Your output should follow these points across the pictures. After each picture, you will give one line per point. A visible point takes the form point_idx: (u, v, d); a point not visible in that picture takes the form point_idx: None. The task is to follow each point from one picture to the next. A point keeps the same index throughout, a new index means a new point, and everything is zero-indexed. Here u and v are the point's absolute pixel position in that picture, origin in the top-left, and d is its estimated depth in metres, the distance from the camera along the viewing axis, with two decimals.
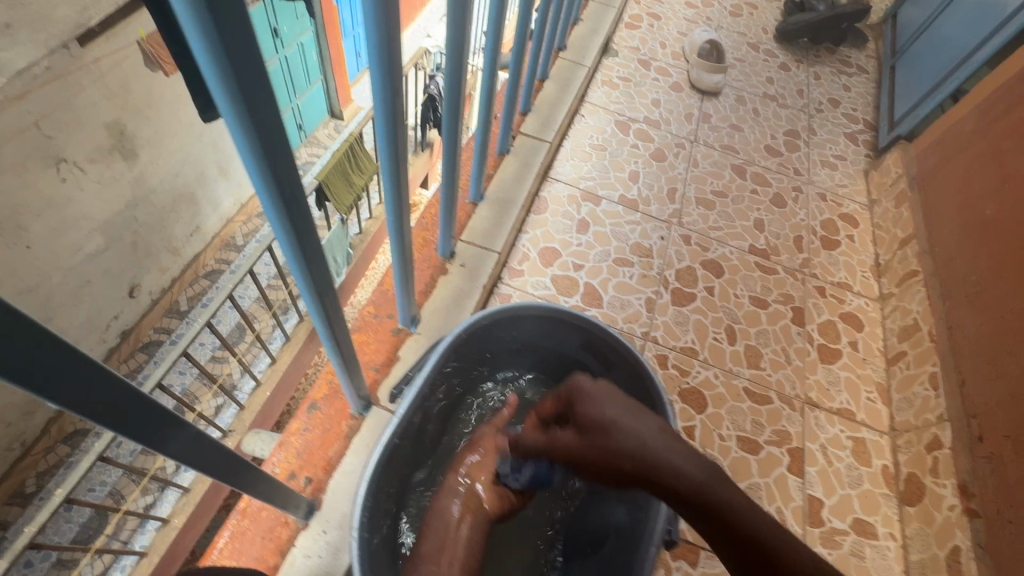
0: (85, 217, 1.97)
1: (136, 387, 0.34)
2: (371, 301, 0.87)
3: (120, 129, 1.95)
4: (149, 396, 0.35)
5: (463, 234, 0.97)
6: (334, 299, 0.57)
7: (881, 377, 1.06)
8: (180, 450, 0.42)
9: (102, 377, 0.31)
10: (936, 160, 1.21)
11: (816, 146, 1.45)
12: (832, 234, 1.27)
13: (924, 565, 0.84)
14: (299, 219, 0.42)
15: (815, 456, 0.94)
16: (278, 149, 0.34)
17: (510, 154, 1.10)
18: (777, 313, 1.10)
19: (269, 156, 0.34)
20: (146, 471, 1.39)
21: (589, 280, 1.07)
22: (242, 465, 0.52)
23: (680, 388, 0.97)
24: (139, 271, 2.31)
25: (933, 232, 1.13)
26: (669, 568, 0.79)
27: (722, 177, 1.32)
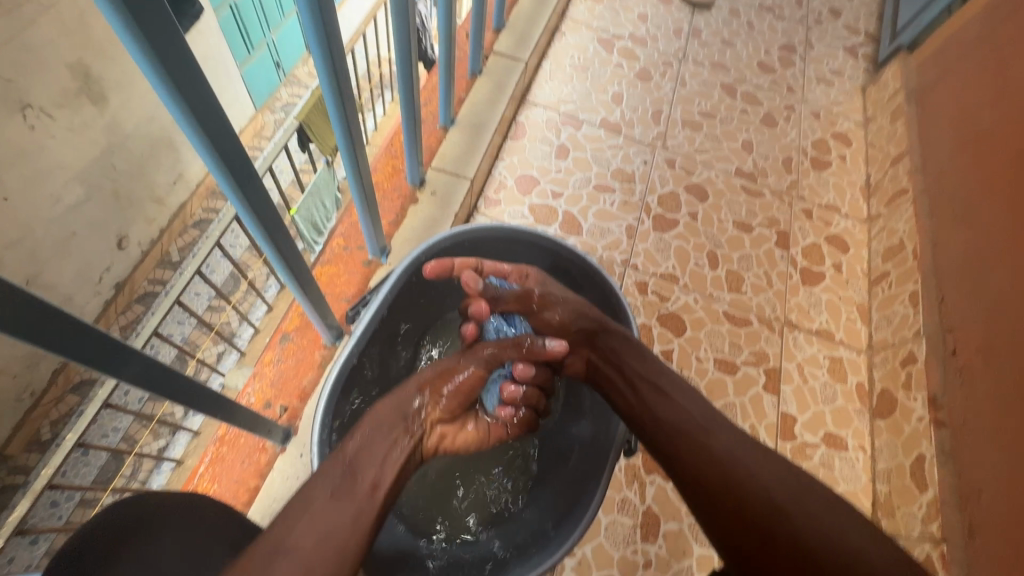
0: (61, 163, 1.63)
1: (66, 309, 0.35)
2: (340, 233, 0.85)
3: (84, 70, 1.58)
4: (84, 319, 0.36)
5: (433, 161, 0.94)
6: (286, 228, 0.56)
7: (862, 298, 1.05)
8: (147, 381, 0.44)
9: (28, 301, 0.32)
10: (937, 70, 1.14)
11: (813, 61, 1.37)
12: (823, 154, 1.22)
13: (890, 473, 0.87)
14: (223, 140, 0.42)
15: (791, 375, 0.95)
16: (179, 60, 0.34)
17: (483, 75, 1.04)
18: (761, 236, 1.08)
19: (166, 69, 0.34)
20: (153, 418, 1.38)
21: (569, 207, 1.04)
22: (221, 402, 0.55)
23: (659, 313, 0.97)
24: (125, 222, 1.94)
25: (929, 147, 1.08)
26: (643, 482, 0.82)
27: (711, 97, 1.26)
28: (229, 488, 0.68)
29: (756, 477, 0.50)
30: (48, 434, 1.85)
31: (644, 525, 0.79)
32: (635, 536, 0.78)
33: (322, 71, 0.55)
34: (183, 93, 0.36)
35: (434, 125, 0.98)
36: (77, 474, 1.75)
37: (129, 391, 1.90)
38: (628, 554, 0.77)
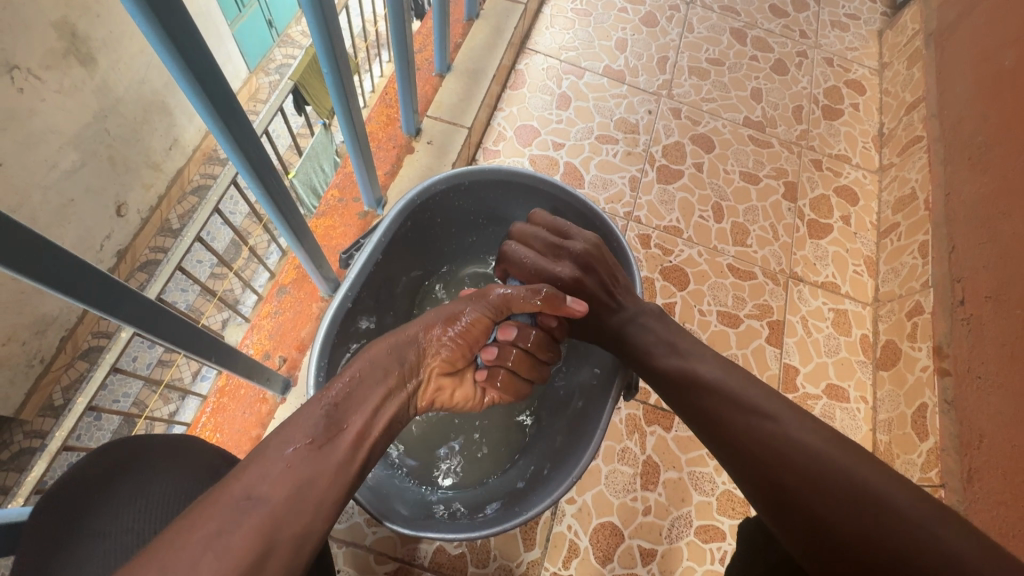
0: (54, 129, 1.82)
1: (52, 243, 0.33)
2: (335, 185, 0.83)
3: (71, 30, 1.75)
4: (71, 254, 0.34)
5: (430, 110, 0.90)
6: (275, 171, 0.54)
7: (870, 251, 1.03)
8: (140, 323, 0.43)
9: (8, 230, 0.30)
10: (958, 9, 1.08)
11: (827, 5, 1.30)
12: (835, 103, 1.18)
13: (891, 422, 0.87)
14: (203, 66, 0.40)
15: (795, 327, 0.94)
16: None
17: (480, 19, 0.99)
18: (768, 188, 1.05)
19: None
20: (162, 382, 1.40)
21: (570, 159, 1.01)
22: (219, 347, 0.54)
23: (662, 267, 0.95)
24: (123, 187, 2.15)
25: (945, 92, 1.03)
26: (643, 433, 0.82)
27: (719, 43, 1.20)
28: (232, 437, 0.69)
29: (757, 427, 0.47)
30: (60, 399, 1.99)
31: (644, 474, 0.80)
32: (635, 484, 0.79)
33: (310, 13, 0.52)
34: (153, 9, 0.34)
35: (429, 72, 0.94)
36: (92, 436, 1.79)
37: (137, 355, 1.92)
38: (628, 500, 0.78)
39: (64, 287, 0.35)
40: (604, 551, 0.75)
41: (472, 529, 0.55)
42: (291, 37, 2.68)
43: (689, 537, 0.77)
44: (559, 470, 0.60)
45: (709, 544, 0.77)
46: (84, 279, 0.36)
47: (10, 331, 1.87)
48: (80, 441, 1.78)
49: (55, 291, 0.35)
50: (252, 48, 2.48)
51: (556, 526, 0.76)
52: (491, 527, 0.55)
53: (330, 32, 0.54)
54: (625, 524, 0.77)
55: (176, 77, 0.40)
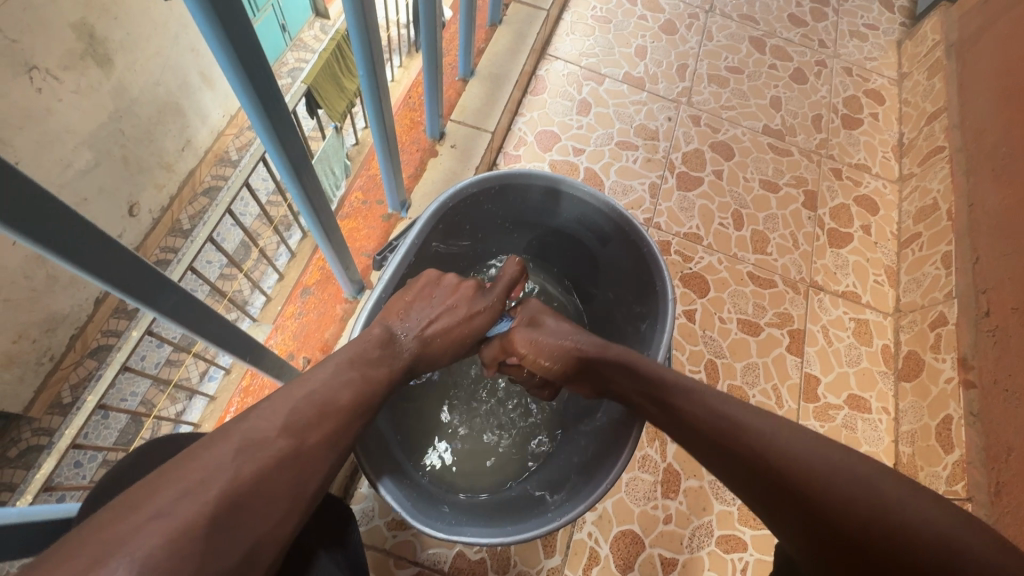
0: (70, 129, 1.84)
1: (102, 232, 0.33)
2: (359, 186, 0.84)
3: (90, 31, 1.78)
4: (116, 241, 0.34)
5: (453, 114, 0.91)
6: (310, 169, 0.54)
7: (891, 261, 1.02)
8: (183, 318, 0.43)
9: (60, 214, 0.30)
10: (980, 20, 1.08)
11: (846, 15, 1.30)
12: (855, 112, 1.17)
13: (914, 434, 0.86)
14: (252, 64, 0.40)
15: (815, 336, 0.94)
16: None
17: (503, 25, 1.00)
18: (788, 197, 1.05)
19: None
20: (174, 382, 1.39)
21: (590, 165, 1.01)
22: (254, 345, 0.55)
23: (682, 273, 0.95)
24: (136, 187, 2.17)
25: (967, 103, 1.03)
26: (664, 440, 0.81)
27: (738, 51, 1.20)
28: None
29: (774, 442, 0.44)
30: (68, 397, 2.01)
31: (665, 482, 0.79)
32: (655, 493, 0.78)
33: (350, 16, 0.52)
34: (212, 8, 0.35)
35: (452, 77, 0.95)
36: (100, 434, 1.80)
37: (146, 355, 1.94)
38: (649, 509, 0.77)
39: (112, 276, 0.36)
40: (625, 560, 0.74)
41: (500, 534, 0.54)
42: (305, 42, 2.70)
43: (710, 547, 0.77)
44: (589, 476, 0.59)
45: (730, 555, 0.76)
46: (131, 268, 0.37)
47: (21, 329, 1.88)
48: (88, 439, 1.78)
49: (103, 280, 0.35)
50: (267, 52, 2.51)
51: (576, 533, 0.75)
52: (520, 533, 0.54)
53: (368, 34, 0.54)
54: (646, 533, 0.76)
55: (224, 72, 0.40)
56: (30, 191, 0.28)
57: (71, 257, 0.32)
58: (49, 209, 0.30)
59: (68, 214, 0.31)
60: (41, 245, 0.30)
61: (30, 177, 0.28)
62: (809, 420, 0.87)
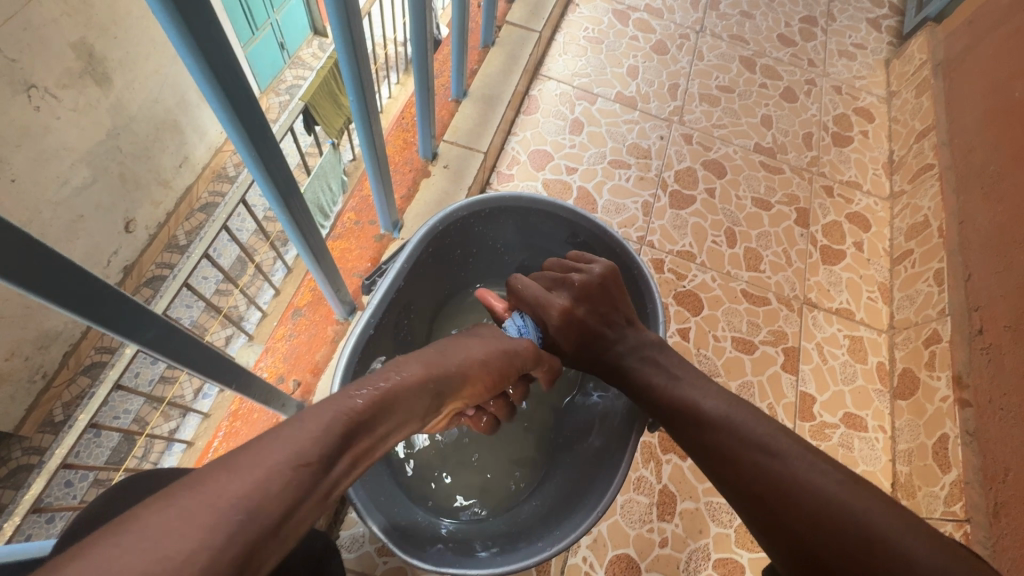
0: (67, 147, 1.85)
1: (82, 267, 0.32)
2: (351, 207, 0.84)
3: (88, 50, 1.79)
4: (96, 274, 0.34)
5: (446, 134, 0.91)
6: (297, 195, 0.54)
7: (884, 277, 1.03)
8: (167, 350, 0.43)
9: (38, 253, 0.30)
10: (965, 41, 1.10)
11: (834, 34, 1.33)
12: (845, 130, 1.19)
13: (911, 453, 0.85)
14: (236, 90, 0.40)
15: (810, 354, 0.93)
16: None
17: (496, 46, 1.01)
18: (780, 214, 1.06)
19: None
20: (166, 401, 1.37)
21: (583, 184, 1.02)
22: (241, 373, 0.54)
23: (676, 291, 0.95)
24: (132, 204, 2.18)
25: (955, 121, 1.04)
26: (659, 461, 0.81)
27: (729, 70, 1.22)
28: None
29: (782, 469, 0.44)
30: (59, 415, 1.99)
31: (660, 504, 0.78)
32: (651, 515, 0.77)
33: (339, 40, 0.53)
34: (194, 35, 0.35)
35: (446, 97, 0.95)
36: (91, 453, 1.78)
37: (139, 372, 1.93)
38: (644, 532, 0.76)
39: (96, 315, 0.35)
40: None
41: (491, 565, 0.53)
42: (303, 59, 2.73)
43: (707, 572, 0.75)
44: (583, 501, 0.58)
45: None
46: (115, 307, 0.36)
47: (13, 346, 1.86)
48: (79, 459, 1.76)
49: (83, 315, 0.34)
50: (265, 69, 2.54)
51: (571, 558, 0.74)
52: (511, 564, 0.53)
53: (357, 58, 0.55)
54: (641, 557, 0.75)
55: (209, 100, 0.40)
56: (12, 239, 0.28)
57: (53, 298, 0.32)
58: (26, 250, 0.29)
59: (52, 256, 0.30)
60: (20, 286, 0.30)
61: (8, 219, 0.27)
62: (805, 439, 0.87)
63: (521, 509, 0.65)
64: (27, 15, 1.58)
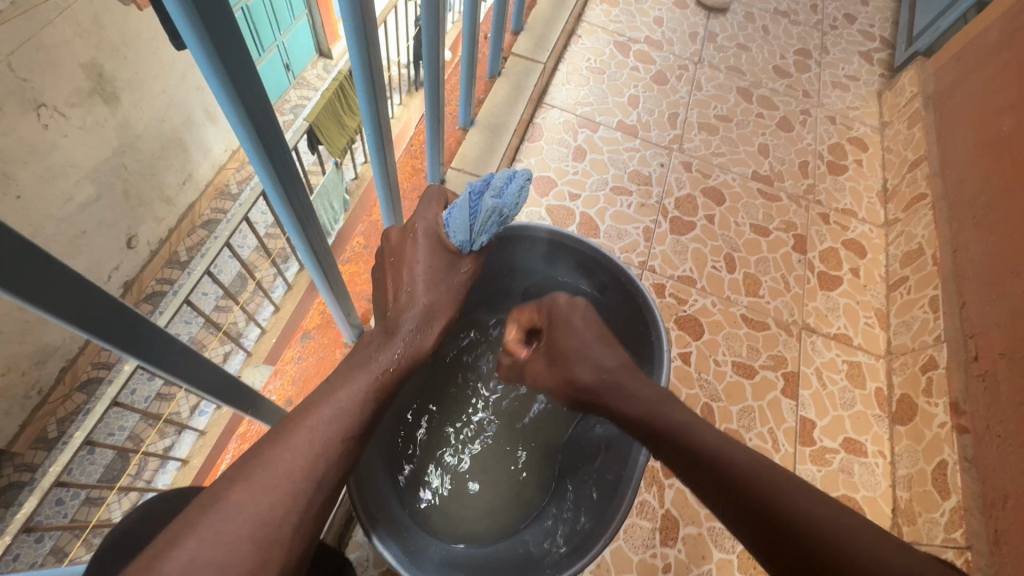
0: (73, 164, 1.88)
1: (107, 291, 0.34)
2: (361, 232, 0.86)
3: (99, 71, 1.83)
4: (119, 299, 0.35)
5: (453, 161, 0.94)
6: (314, 224, 0.57)
7: (881, 303, 1.04)
8: (182, 370, 0.44)
9: (70, 279, 0.31)
10: (954, 75, 1.15)
11: (828, 66, 1.37)
12: (840, 159, 1.22)
13: (911, 479, 0.85)
14: (263, 130, 0.44)
15: (810, 379, 0.94)
16: (223, 33, 0.35)
17: (502, 76, 1.04)
18: (778, 240, 1.08)
19: (218, 41, 0.35)
20: (164, 419, 1.37)
21: (586, 210, 1.04)
22: (248, 395, 0.56)
23: (677, 316, 0.96)
24: (136, 221, 2.20)
25: (947, 152, 1.08)
26: (662, 486, 0.81)
27: (727, 100, 1.26)
28: None
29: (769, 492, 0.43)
30: (54, 431, 1.98)
31: (663, 529, 0.78)
32: (654, 540, 0.78)
33: (360, 82, 0.57)
34: (229, 79, 0.38)
35: (453, 126, 0.98)
36: (85, 471, 1.77)
37: (136, 389, 1.93)
38: (648, 557, 0.76)
39: (119, 336, 0.37)
40: None
41: None
42: (308, 81, 2.79)
43: None
44: (592, 528, 0.57)
45: None
46: (137, 333, 0.38)
47: (11, 361, 1.87)
48: (72, 476, 1.75)
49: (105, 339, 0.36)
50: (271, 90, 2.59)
51: None
52: None
53: (374, 94, 0.58)
54: None
55: (238, 136, 0.43)
56: (50, 267, 0.29)
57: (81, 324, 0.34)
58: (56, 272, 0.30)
59: (81, 281, 0.32)
60: (50, 312, 0.31)
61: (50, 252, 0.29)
62: (806, 464, 0.87)
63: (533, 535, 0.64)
64: (40, 37, 1.62)
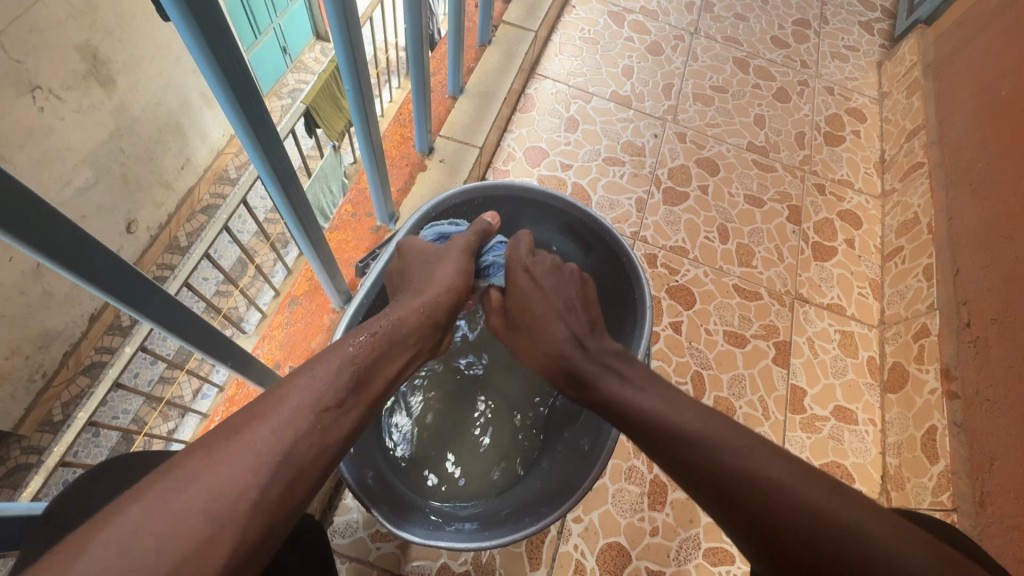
0: (71, 148, 1.87)
1: (96, 240, 0.33)
2: (349, 200, 0.85)
3: (93, 52, 1.82)
4: (108, 250, 0.34)
5: (442, 130, 0.93)
6: (298, 186, 0.56)
7: (875, 274, 1.03)
8: (176, 328, 0.44)
9: (56, 225, 0.30)
10: (954, 42, 1.12)
11: (827, 36, 1.35)
12: (837, 130, 1.20)
13: (900, 446, 0.85)
14: (243, 88, 0.42)
15: (802, 348, 0.94)
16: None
17: (492, 45, 1.03)
18: (773, 211, 1.07)
19: None
20: (164, 398, 1.37)
21: (578, 180, 1.03)
22: (239, 355, 0.55)
23: (668, 286, 0.96)
24: (135, 205, 2.20)
25: (945, 120, 1.06)
26: None
27: (723, 71, 1.24)
28: None
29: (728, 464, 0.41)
30: (59, 414, 2.01)
31: (651, 493, 0.79)
32: (642, 504, 0.78)
33: (338, 39, 0.55)
34: (205, 33, 0.36)
35: (442, 94, 0.97)
36: (90, 452, 1.80)
37: (139, 372, 1.94)
38: (635, 521, 0.77)
39: (111, 291, 0.36)
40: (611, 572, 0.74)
41: (482, 540, 0.54)
42: (305, 62, 2.77)
43: (697, 560, 0.76)
44: (576, 480, 0.58)
45: (718, 568, 0.76)
46: (130, 284, 0.37)
47: (14, 345, 1.88)
48: (78, 457, 1.78)
49: (95, 287, 0.35)
50: (267, 72, 2.57)
51: (562, 545, 0.75)
52: (504, 537, 0.54)
53: (355, 52, 0.57)
54: (632, 545, 0.76)
55: (216, 95, 0.42)
56: (36, 212, 0.29)
57: (72, 271, 0.33)
58: (41, 218, 0.29)
59: (67, 228, 0.31)
60: (38, 255, 0.30)
61: (36, 194, 0.28)
62: (796, 431, 0.87)
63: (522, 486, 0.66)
64: (32, 17, 1.60)
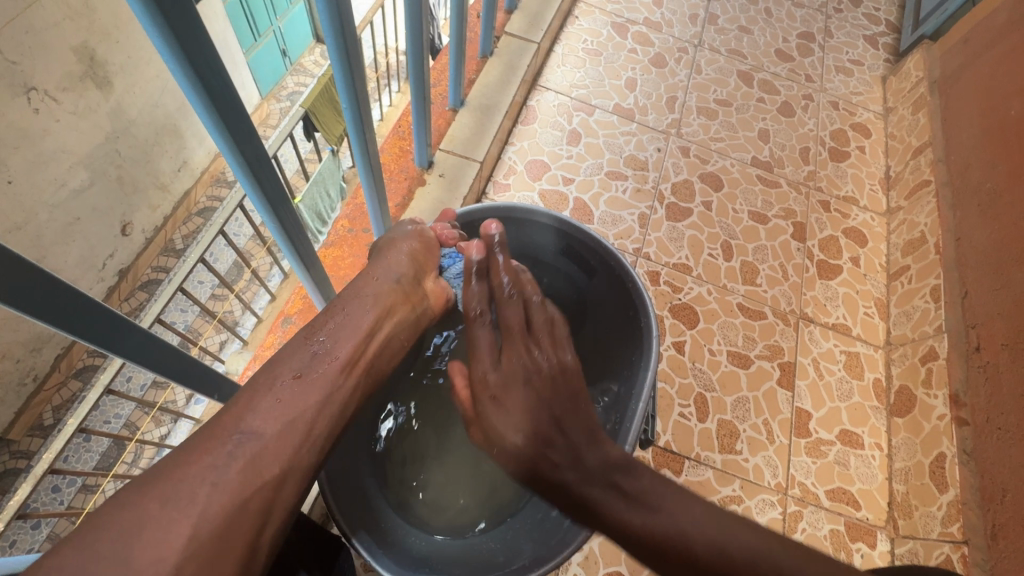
0: (67, 150, 1.85)
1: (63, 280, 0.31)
2: (345, 215, 0.83)
3: (90, 54, 1.79)
4: (76, 288, 0.32)
5: (442, 143, 0.91)
6: (289, 208, 0.54)
7: (880, 293, 1.02)
8: (153, 363, 0.41)
9: (20, 268, 0.28)
10: (961, 59, 1.11)
11: (832, 50, 1.34)
12: (842, 145, 1.19)
13: (907, 472, 0.84)
14: (231, 110, 0.40)
15: (806, 369, 0.92)
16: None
17: (494, 56, 1.01)
18: (777, 228, 1.05)
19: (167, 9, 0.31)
20: (156, 407, 1.34)
21: (580, 195, 1.01)
22: (222, 383, 0.53)
23: (671, 304, 0.94)
24: (130, 207, 2.17)
25: (952, 139, 1.05)
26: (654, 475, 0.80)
27: (727, 84, 1.22)
28: None
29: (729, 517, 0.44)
30: (49, 419, 1.97)
31: None
32: None
33: (334, 56, 0.53)
34: (188, 54, 0.34)
35: (443, 106, 0.95)
36: (80, 458, 1.76)
37: (132, 376, 1.92)
38: None
39: (81, 332, 0.34)
40: None
41: None
42: (304, 66, 2.75)
43: None
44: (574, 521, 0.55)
45: None
46: (102, 321, 0.35)
47: (5, 349, 1.85)
48: (67, 464, 1.75)
49: (63, 328, 0.33)
50: (266, 75, 2.55)
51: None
52: None
53: (351, 69, 0.55)
54: (633, 574, 0.74)
55: (201, 117, 0.40)
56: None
57: (38, 313, 0.31)
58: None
59: (28, 269, 0.28)
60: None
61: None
62: (800, 456, 0.85)
63: (521, 517, 0.63)
64: (28, 18, 1.58)
